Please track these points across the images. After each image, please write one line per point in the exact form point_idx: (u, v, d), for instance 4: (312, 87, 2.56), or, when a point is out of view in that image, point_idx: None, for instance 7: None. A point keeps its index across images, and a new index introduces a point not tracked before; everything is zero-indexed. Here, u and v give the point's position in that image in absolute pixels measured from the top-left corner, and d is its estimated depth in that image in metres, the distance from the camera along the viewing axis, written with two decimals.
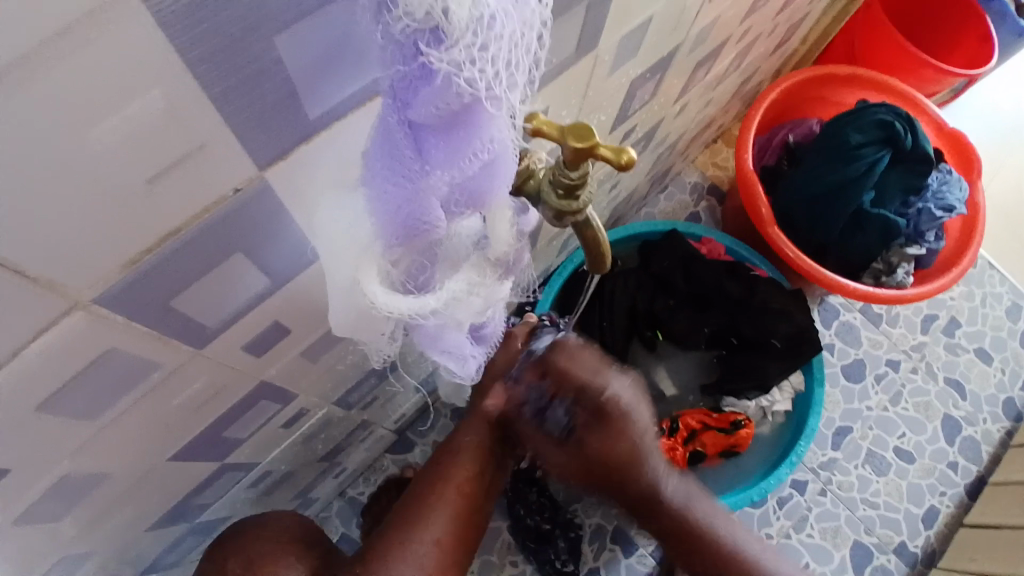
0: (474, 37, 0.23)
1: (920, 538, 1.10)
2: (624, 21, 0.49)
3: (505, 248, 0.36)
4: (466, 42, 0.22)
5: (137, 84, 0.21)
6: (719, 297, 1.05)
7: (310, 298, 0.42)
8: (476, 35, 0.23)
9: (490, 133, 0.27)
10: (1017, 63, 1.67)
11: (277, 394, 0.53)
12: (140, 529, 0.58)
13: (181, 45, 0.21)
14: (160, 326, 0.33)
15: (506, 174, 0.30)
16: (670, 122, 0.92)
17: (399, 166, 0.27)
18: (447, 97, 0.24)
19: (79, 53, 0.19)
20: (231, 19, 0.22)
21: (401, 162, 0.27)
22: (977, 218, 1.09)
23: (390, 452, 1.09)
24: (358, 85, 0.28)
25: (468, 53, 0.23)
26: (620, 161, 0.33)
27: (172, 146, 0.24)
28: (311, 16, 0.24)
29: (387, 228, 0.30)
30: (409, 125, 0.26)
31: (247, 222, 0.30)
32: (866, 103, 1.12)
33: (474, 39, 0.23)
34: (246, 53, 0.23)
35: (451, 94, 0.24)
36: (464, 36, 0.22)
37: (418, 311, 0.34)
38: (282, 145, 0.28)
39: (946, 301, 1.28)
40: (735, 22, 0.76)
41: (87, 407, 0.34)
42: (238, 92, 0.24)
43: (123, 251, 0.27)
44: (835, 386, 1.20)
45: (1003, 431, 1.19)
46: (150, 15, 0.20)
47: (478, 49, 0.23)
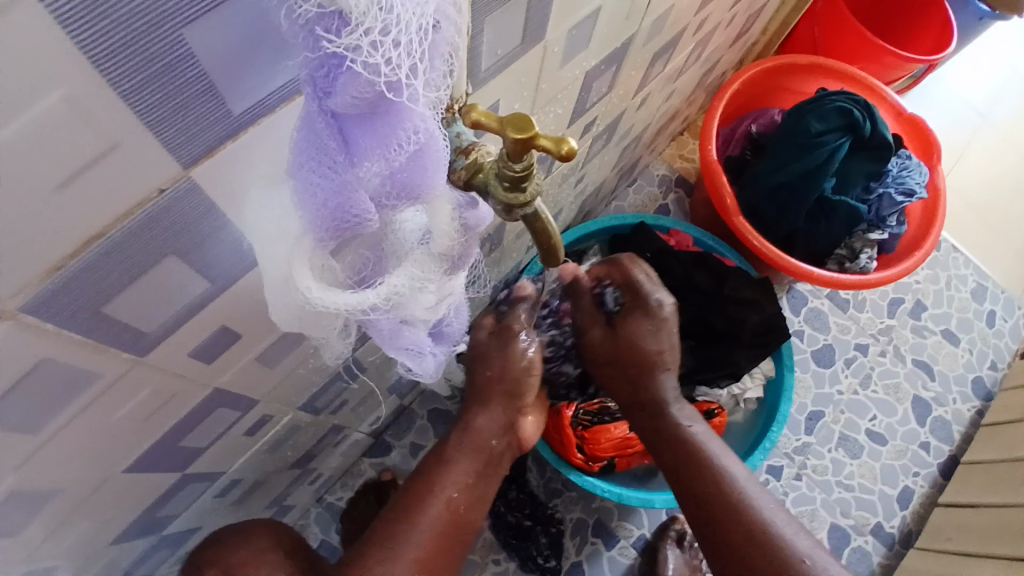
0: (376, 21, 0.22)
1: (895, 519, 1.12)
2: (572, 11, 0.49)
3: (448, 241, 0.36)
4: (367, 26, 0.22)
5: (40, 81, 0.20)
6: (689, 290, 1.06)
7: (259, 301, 0.41)
8: (376, 19, 0.22)
9: (414, 122, 0.27)
10: (975, 50, 1.71)
11: (236, 400, 0.52)
12: (103, 544, 0.56)
13: (80, 40, 0.21)
14: (95, 333, 0.32)
15: (438, 163, 0.29)
16: (632, 115, 0.93)
17: (321, 158, 0.27)
18: (358, 84, 0.24)
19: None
20: (130, 10, 0.21)
21: (324, 154, 0.27)
22: (937, 202, 1.11)
23: (366, 456, 1.08)
24: (282, 78, 0.28)
25: (370, 39, 0.23)
26: (560, 151, 0.33)
27: (82, 147, 0.23)
28: (221, 6, 0.23)
29: (315, 223, 0.30)
30: (332, 116, 0.26)
31: (179, 222, 0.30)
32: (826, 92, 1.13)
33: (375, 23, 0.22)
34: (150, 45, 0.22)
35: (363, 82, 0.24)
36: (364, 20, 0.22)
37: (356, 306, 0.34)
38: (206, 142, 0.27)
39: (912, 284, 1.31)
40: (691, 13, 0.77)
41: (25, 420, 0.33)
42: (148, 87, 0.24)
43: (43, 257, 0.26)
44: (806, 372, 1.21)
45: (973, 410, 1.22)
46: (46, 12, 0.19)
47: (381, 34, 0.23)
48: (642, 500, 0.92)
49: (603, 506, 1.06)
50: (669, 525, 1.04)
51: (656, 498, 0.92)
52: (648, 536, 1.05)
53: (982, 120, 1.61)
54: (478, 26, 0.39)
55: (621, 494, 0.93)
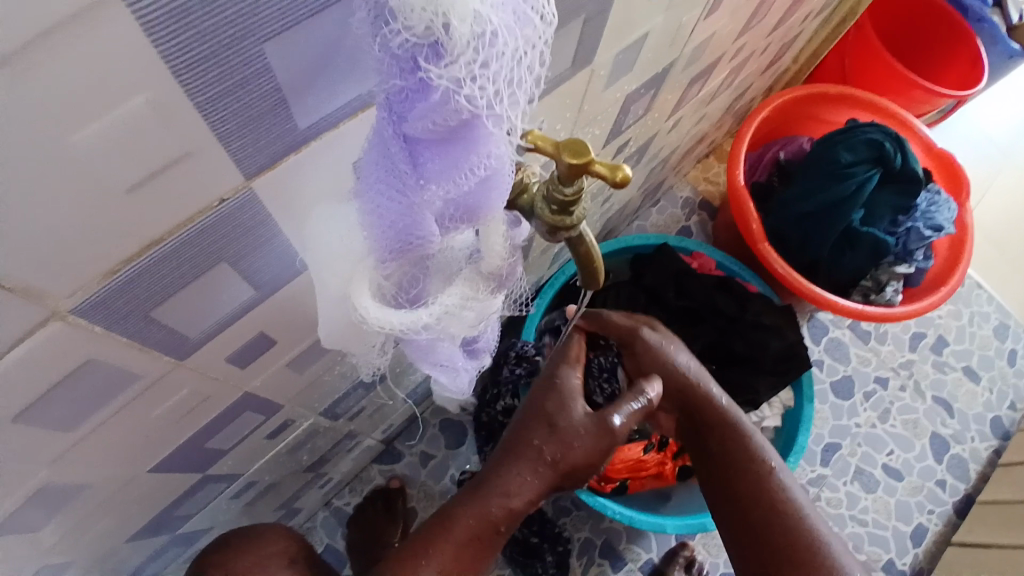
0: (475, 54, 0.23)
1: (907, 555, 1.10)
2: (621, 36, 0.49)
3: (497, 261, 0.36)
4: (466, 59, 0.23)
5: (121, 88, 0.21)
6: (710, 312, 1.05)
7: (298, 309, 0.41)
8: (476, 52, 0.23)
9: (489, 149, 0.27)
10: (1005, 86, 1.70)
11: (262, 404, 0.51)
12: (119, 541, 0.56)
13: (165, 51, 0.21)
14: (141, 336, 0.32)
15: (503, 190, 0.30)
16: (664, 137, 0.92)
17: (393, 179, 0.27)
18: (446, 112, 0.24)
19: (64, 52, 0.19)
20: (220, 23, 0.21)
21: (396, 176, 0.27)
22: (965, 238, 1.10)
23: (376, 463, 1.08)
24: (352, 93, 0.28)
25: (469, 70, 0.23)
26: (614, 178, 0.32)
27: (157, 152, 0.23)
28: (302, 24, 0.24)
29: (381, 241, 0.30)
30: (405, 139, 0.26)
31: (234, 230, 0.30)
32: (856, 123, 1.13)
33: (474, 56, 0.23)
34: (233, 58, 0.23)
35: (451, 110, 0.24)
36: (463, 53, 0.22)
37: (409, 325, 0.34)
38: (270, 156, 0.28)
39: (934, 319, 1.29)
40: (730, 40, 0.76)
41: (66, 417, 0.33)
42: (222, 100, 0.24)
43: (104, 258, 0.26)
44: (824, 403, 1.20)
45: (990, 449, 1.20)
46: (133, 18, 0.19)
47: (478, 66, 0.23)
48: (654, 525, 0.91)
49: (611, 527, 1.05)
50: (678, 551, 1.01)
51: (668, 524, 0.91)
52: (656, 560, 1.04)
53: (1010, 157, 1.60)
54: None
55: (633, 518, 0.91)
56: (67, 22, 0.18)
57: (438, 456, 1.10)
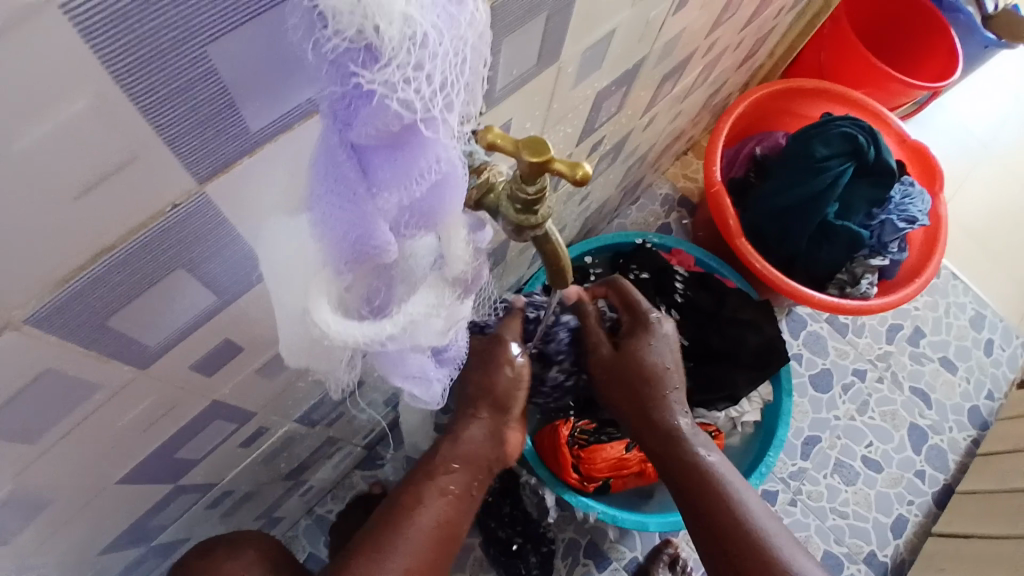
0: (409, 55, 0.23)
1: (888, 548, 1.12)
2: (588, 32, 0.49)
3: (462, 265, 0.36)
4: (400, 61, 0.23)
5: (59, 95, 0.20)
6: (690, 309, 1.06)
7: (263, 315, 0.40)
8: (409, 54, 0.23)
9: (437, 153, 0.27)
10: (976, 78, 1.72)
11: (233, 411, 0.51)
12: (92, 554, 0.55)
13: (102, 54, 0.20)
14: (98, 346, 0.31)
15: (457, 191, 0.30)
16: (639, 134, 0.93)
17: (343, 188, 0.27)
18: (387, 117, 0.24)
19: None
20: (162, 24, 0.21)
21: (345, 185, 0.27)
22: (939, 230, 1.11)
23: (359, 468, 1.07)
24: (297, 99, 0.28)
25: (402, 73, 0.23)
26: (575, 175, 0.33)
27: (102, 158, 0.23)
28: (240, 27, 0.23)
29: (335, 253, 0.29)
30: (352, 147, 0.26)
31: (188, 236, 0.29)
32: (830, 117, 1.14)
33: (408, 58, 0.23)
34: (175, 61, 0.22)
35: (390, 115, 0.24)
36: (397, 54, 0.22)
37: (373, 337, 0.33)
38: (220, 159, 0.27)
39: (911, 311, 1.31)
40: (701, 36, 0.77)
41: (24, 430, 0.33)
42: (165, 104, 0.23)
43: (54, 269, 0.25)
44: (803, 396, 1.21)
45: (969, 439, 1.22)
46: (68, 23, 0.19)
47: (413, 68, 0.23)
48: (636, 522, 0.91)
49: (597, 526, 1.06)
50: (662, 549, 1.02)
51: (649, 522, 0.92)
52: (641, 558, 1.04)
53: (983, 149, 1.62)
54: (496, 46, 0.39)
55: (615, 517, 0.92)
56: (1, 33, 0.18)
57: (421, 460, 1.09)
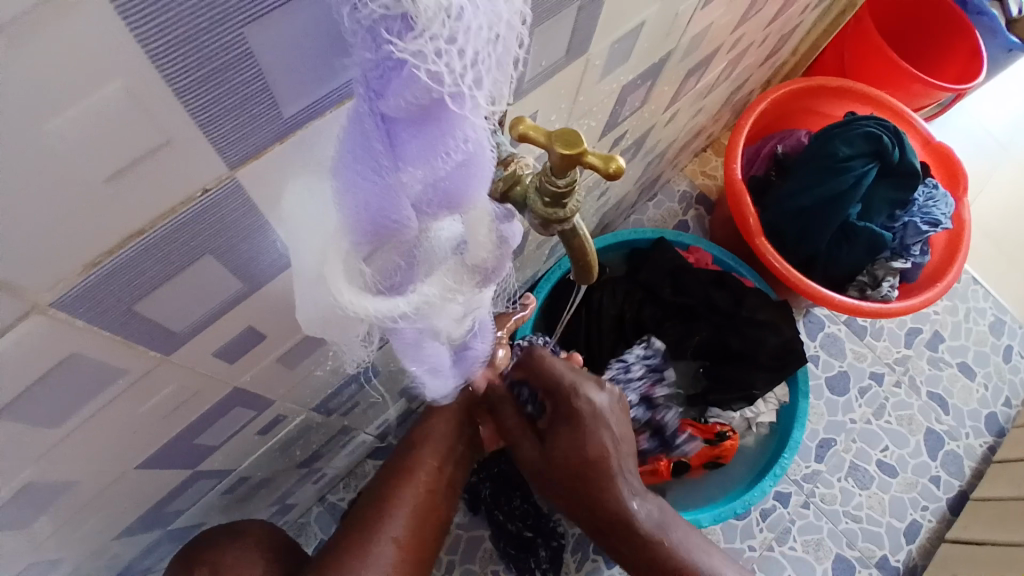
0: (443, 27, 0.22)
1: (901, 553, 1.10)
2: (617, 24, 0.48)
3: (484, 253, 0.35)
4: (434, 32, 0.22)
5: (97, 75, 0.20)
6: (706, 309, 1.05)
7: (287, 303, 0.40)
8: (444, 26, 0.22)
9: (465, 132, 0.26)
10: (1004, 80, 1.69)
11: (253, 399, 0.51)
12: (109, 537, 0.56)
13: (143, 38, 0.20)
14: (125, 330, 0.31)
15: (484, 176, 0.29)
16: (660, 130, 0.92)
17: (369, 158, 0.26)
18: (417, 91, 0.24)
19: (38, 36, 0.18)
20: (194, 9, 0.20)
21: (371, 155, 0.26)
22: (962, 234, 1.09)
23: (371, 458, 1.08)
24: (334, 82, 0.27)
25: (435, 45, 0.23)
26: (608, 169, 0.32)
27: (137, 139, 0.23)
28: (281, 9, 0.23)
29: (355, 223, 0.29)
30: (382, 118, 0.25)
31: (218, 222, 0.29)
32: (855, 116, 1.12)
33: (442, 30, 0.22)
34: (208, 44, 0.22)
35: (421, 87, 0.24)
36: (432, 25, 0.22)
37: (386, 313, 0.33)
38: (255, 144, 0.27)
39: (930, 315, 1.29)
40: (727, 31, 0.76)
41: (51, 411, 0.33)
42: (204, 87, 0.23)
43: (84, 250, 0.25)
44: (819, 398, 1.20)
45: (986, 446, 1.20)
46: (109, 2, 0.19)
47: (446, 41, 0.23)
48: None
49: None
50: None
51: None
52: None
53: (1008, 151, 1.59)
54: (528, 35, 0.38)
55: None
56: (40, 7, 0.17)
57: None
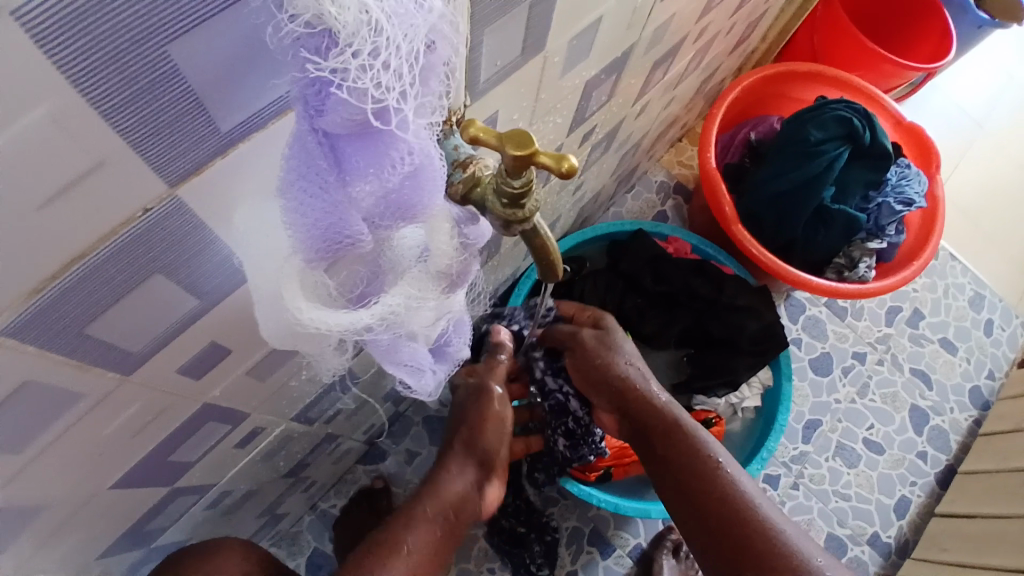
0: (365, 42, 0.22)
1: (892, 529, 1.12)
2: (574, 20, 0.48)
3: (446, 260, 0.35)
4: (355, 47, 0.22)
5: (19, 101, 0.19)
6: (687, 297, 1.06)
7: (250, 316, 0.40)
8: (367, 41, 0.23)
9: (408, 144, 0.26)
10: (973, 57, 1.71)
11: (226, 413, 0.50)
12: (91, 557, 0.55)
13: (64, 64, 0.20)
14: (80, 354, 0.31)
15: (435, 184, 0.29)
16: (632, 122, 0.92)
17: (313, 177, 0.26)
18: (348, 108, 0.24)
19: None
20: (113, 26, 0.20)
21: (316, 173, 0.26)
22: (937, 211, 1.10)
23: (360, 464, 1.07)
24: (271, 95, 0.27)
25: (358, 60, 0.23)
26: (561, 169, 0.32)
27: (67, 163, 0.22)
28: (207, 23, 0.22)
29: (307, 242, 0.29)
30: (322, 135, 0.25)
31: (165, 239, 0.29)
32: (826, 100, 1.12)
33: (364, 45, 0.22)
34: (133, 62, 0.21)
35: (351, 104, 0.24)
36: (352, 41, 0.22)
37: (347, 325, 0.33)
38: (192, 160, 0.26)
39: (909, 293, 1.30)
40: (692, 21, 0.76)
41: (11, 438, 0.32)
42: (132, 107, 0.23)
43: (24, 278, 0.25)
44: (803, 380, 1.21)
45: (970, 420, 1.22)
46: (22, 31, 0.18)
47: (370, 56, 0.23)
48: (640, 510, 0.91)
49: (600, 515, 1.05)
50: (665, 536, 1.03)
51: (652, 510, 0.92)
52: (644, 545, 1.04)
53: (981, 127, 1.61)
54: (478, 36, 0.38)
55: (618, 504, 0.92)
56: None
57: (422, 453, 1.09)
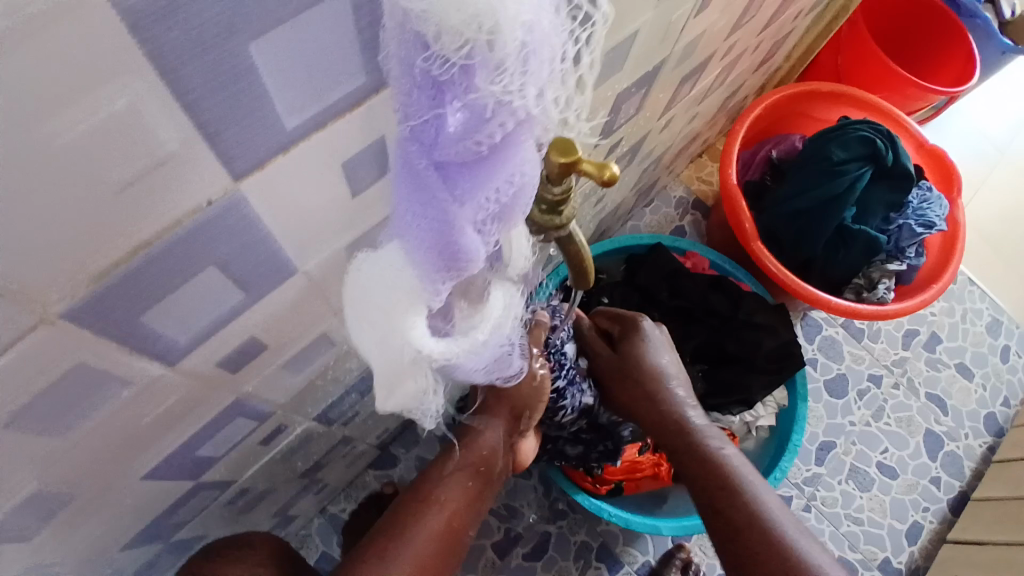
0: (514, 69, 0.25)
1: (903, 555, 1.10)
2: (612, 34, 0.49)
3: (519, 260, 0.38)
4: (506, 76, 0.25)
5: (107, 88, 0.20)
6: (704, 312, 1.06)
7: (288, 312, 0.41)
8: (513, 71, 0.25)
9: (518, 163, 0.28)
10: (996, 82, 1.71)
11: (254, 408, 0.51)
12: (112, 548, 0.56)
13: (154, 53, 0.21)
14: (130, 341, 0.32)
15: (530, 200, 0.31)
16: (656, 136, 0.92)
17: (435, 205, 0.28)
18: (486, 131, 0.26)
19: (54, 43, 0.18)
20: (208, 27, 0.21)
21: (436, 201, 0.28)
22: (957, 235, 1.10)
23: (372, 468, 1.08)
24: (339, 97, 0.28)
25: (506, 87, 0.25)
26: (602, 176, 0.33)
27: (143, 153, 0.23)
28: (288, 23, 0.23)
29: (429, 267, 0.31)
30: (440, 166, 0.27)
31: (222, 233, 0.30)
32: (849, 120, 1.13)
33: (512, 71, 0.25)
34: (219, 57, 0.22)
35: (489, 127, 0.26)
36: (505, 70, 0.24)
37: (449, 353, 0.36)
38: (259, 154, 0.27)
39: (927, 316, 1.30)
40: (720, 39, 0.77)
41: (57, 422, 0.33)
42: (210, 99, 0.24)
43: (90, 263, 0.26)
44: (818, 401, 1.20)
45: (985, 446, 1.20)
46: (120, 19, 0.19)
47: (512, 83, 0.25)
48: (649, 527, 0.91)
49: (609, 530, 1.05)
50: (674, 553, 1.02)
51: (663, 527, 0.91)
52: (653, 563, 1.04)
53: (1002, 152, 1.61)
54: None
55: (628, 520, 0.91)
56: (34, 35, 0.18)
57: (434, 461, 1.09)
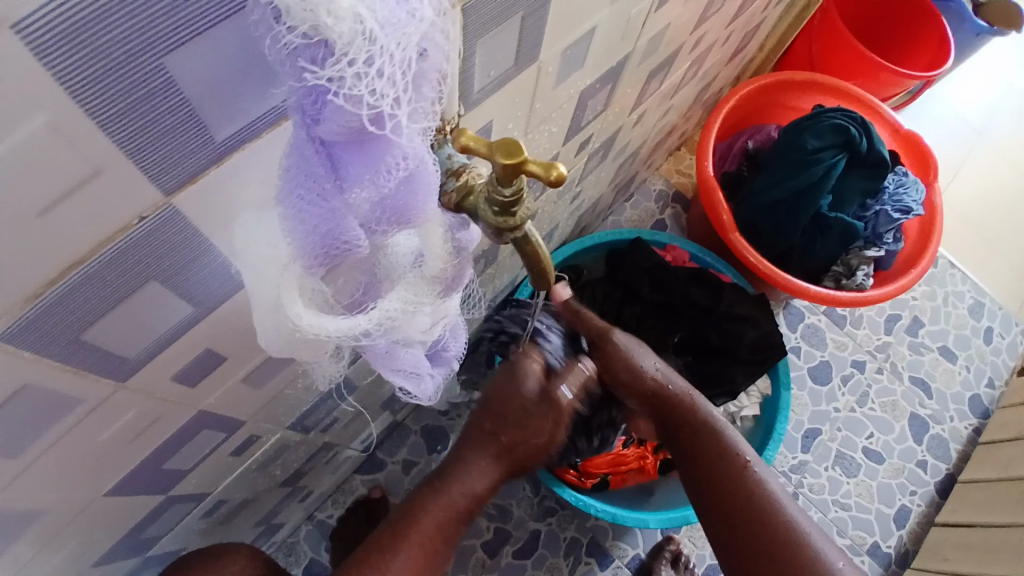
0: (360, 51, 0.23)
1: (892, 539, 1.11)
2: (567, 32, 0.48)
3: (440, 264, 0.37)
4: (351, 57, 0.23)
5: (20, 109, 0.20)
6: (685, 305, 1.06)
7: (243, 323, 0.40)
8: (362, 50, 0.23)
9: (401, 149, 0.27)
10: (970, 66, 1.72)
11: (220, 420, 0.51)
12: (87, 564, 0.55)
13: (66, 80, 0.20)
14: (74, 360, 0.31)
15: (429, 189, 0.30)
16: (629, 131, 0.92)
17: (311, 184, 0.27)
18: (346, 114, 0.24)
19: None
20: (112, 41, 0.21)
21: (314, 180, 0.27)
22: (934, 219, 1.11)
23: (359, 472, 1.07)
24: (266, 106, 0.28)
25: (354, 69, 0.23)
26: (549, 176, 0.32)
27: (66, 170, 0.23)
28: (205, 34, 0.23)
29: (306, 250, 0.30)
30: (321, 143, 0.26)
31: (162, 247, 0.29)
32: (823, 109, 1.13)
33: (360, 54, 0.23)
34: (130, 74, 0.22)
35: (349, 113, 0.24)
36: (350, 50, 0.23)
37: (346, 332, 0.34)
38: (190, 168, 0.27)
39: (908, 301, 1.30)
40: (687, 32, 0.77)
41: (6, 443, 0.32)
42: (126, 116, 0.23)
43: (20, 285, 0.25)
44: (802, 389, 1.21)
45: (971, 428, 1.21)
46: (23, 43, 0.19)
47: (365, 64, 0.23)
48: (637, 520, 0.91)
49: (599, 524, 1.05)
50: (663, 546, 1.01)
51: (651, 519, 0.91)
52: (643, 555, 1.03)
53: (980, 135, 1.62)
54: (471, 47, 0.38)
55: (615, 514, 0.91)
56: None
57: (421, 462, 1.09)
